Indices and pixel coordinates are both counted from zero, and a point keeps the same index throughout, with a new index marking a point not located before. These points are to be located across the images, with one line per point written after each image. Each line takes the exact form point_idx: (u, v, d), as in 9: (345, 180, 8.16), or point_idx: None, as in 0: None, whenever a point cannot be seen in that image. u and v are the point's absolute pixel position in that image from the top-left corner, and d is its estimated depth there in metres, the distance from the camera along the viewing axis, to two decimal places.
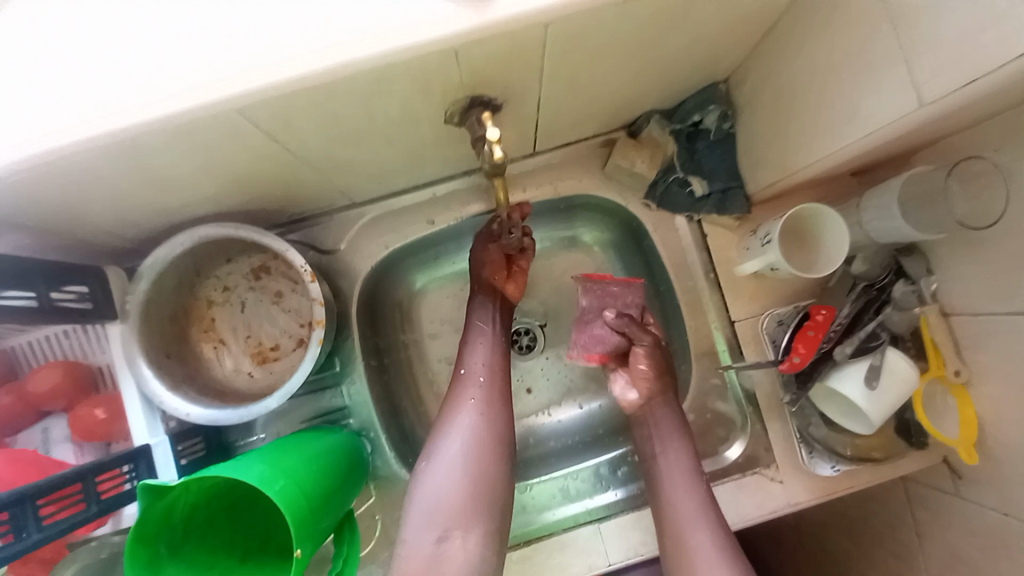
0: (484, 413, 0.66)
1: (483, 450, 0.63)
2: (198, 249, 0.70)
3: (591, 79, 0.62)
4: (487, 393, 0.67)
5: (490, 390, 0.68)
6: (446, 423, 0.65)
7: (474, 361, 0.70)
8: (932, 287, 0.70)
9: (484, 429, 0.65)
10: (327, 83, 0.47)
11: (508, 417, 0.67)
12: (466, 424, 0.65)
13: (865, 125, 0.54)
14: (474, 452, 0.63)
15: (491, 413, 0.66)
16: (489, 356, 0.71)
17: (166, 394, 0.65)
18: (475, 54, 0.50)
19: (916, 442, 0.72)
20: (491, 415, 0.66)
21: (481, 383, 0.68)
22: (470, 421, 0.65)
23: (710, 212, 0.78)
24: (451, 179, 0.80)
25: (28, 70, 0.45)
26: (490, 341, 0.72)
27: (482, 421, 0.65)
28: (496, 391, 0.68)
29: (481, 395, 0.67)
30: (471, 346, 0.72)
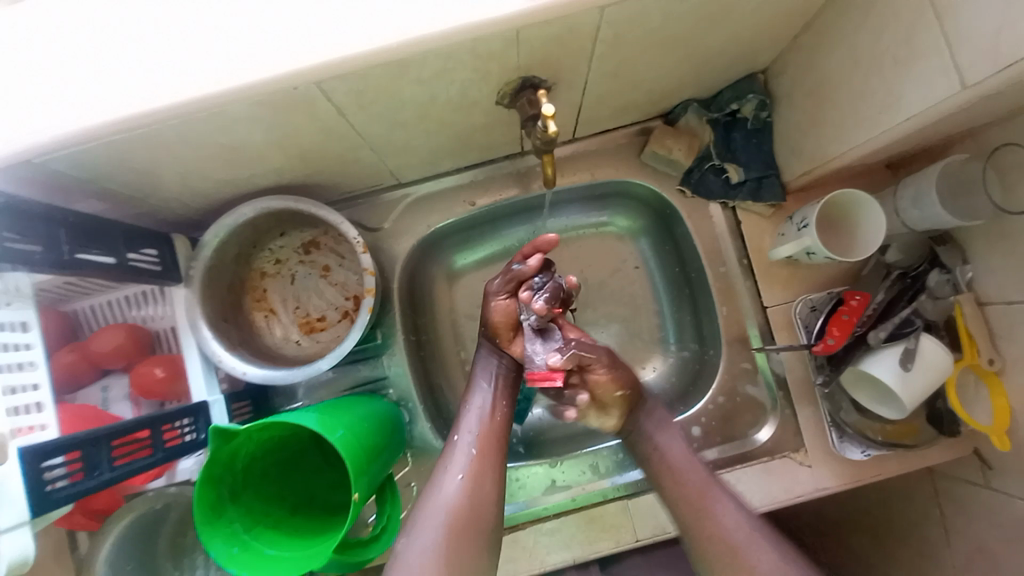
0: (471, 484, 0.61)
1: (464, 524, 0.59)
2: (256, 222, 0.75)
3: (636, 66, 0.65)
4: (478, 459, 0.63)
5: (481, 460, 0.63)
6: (443, 465, 0.63)
7: (468, 426, 0.66)
8: (967, 276, 0.71)
9: (467, 497, 0.60)
10: (400, 59, 0.51)
11: (497, 490, 0.62)
12: (459, 469, 0.62)
13: (905, 110, 0.55)
14: (457, 525, 0.58)
15: (480, 482, 0.62)
16: (484, 421, 0.66)
17: (225, 353, 0.70)
18: (533, 37, 0.53)
19: (948, 430, 0.72)
20: (479, 483, 0.62)
21: (472, 448, 0.64)
22: (455, 488, 0.61)
23: (744, 198, 0.80)
24: (492, 162, 0.83)
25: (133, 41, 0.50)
26: (496, 379, 0.70)
27: (469, 490, 0.61)
28: (488, 456, 0.64)
29: (470, 463, 0.63)
30: (476, 383, 0.70)
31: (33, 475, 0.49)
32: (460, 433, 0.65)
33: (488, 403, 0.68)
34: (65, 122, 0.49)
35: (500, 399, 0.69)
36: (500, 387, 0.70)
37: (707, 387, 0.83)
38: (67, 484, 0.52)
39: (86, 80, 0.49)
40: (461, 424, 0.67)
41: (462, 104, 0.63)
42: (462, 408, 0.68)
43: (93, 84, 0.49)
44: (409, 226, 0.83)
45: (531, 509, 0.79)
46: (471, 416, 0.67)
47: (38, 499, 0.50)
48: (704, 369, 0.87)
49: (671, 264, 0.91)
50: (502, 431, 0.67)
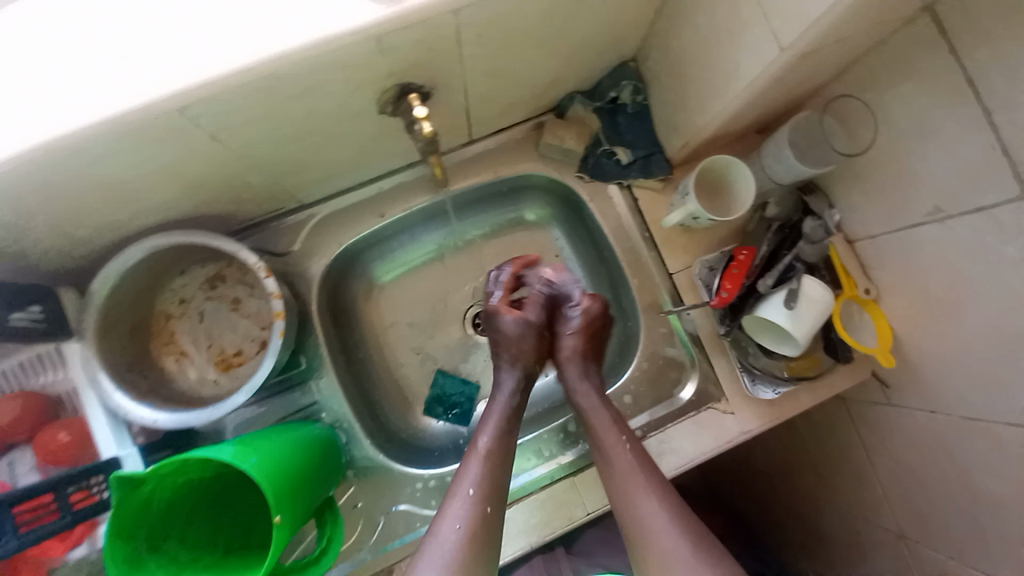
0: (470, 532, 0.62)
1: None
2: (151, 263, 0.72)
3: (512, 63, 0.69)
4: (475, 517, 0.64)
5: (483, 509, 0.65)
6: (442, 512, 0.65)
7: (472, 478, 0.67)
8: (835, 218, 0.79)
9: (464, 551, 0.61)
10: (265, 78, 0.51)
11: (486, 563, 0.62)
12: (460, 513, 0.64)
13: (744, 77, 0.62)
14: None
15: (477, 532, 0.63)
16: (489, 468, 0.68)
17: (131, 404, 0.67)
18: (398, 44, 0.55)
19: (842, 356, 0.79)
20: (473, 544, 0.62)
21: (472, 502, 0.65)
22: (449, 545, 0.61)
23: (637, 176, 0.85)
24: (396, 172, 0.84)
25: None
26: (501, 411, 0.75)
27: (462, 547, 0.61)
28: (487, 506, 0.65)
29: (472, 515, 0.64)
30: (484, 422, 0.74)
31: None
32: (467, 486, 0.66)
33: (496, 447, 0.71)
34: None
35: (507, 447, 0.72)
36: (511, 436, 0.73)
37: (632, 355, 0.88)
38: None
39: None
40: (470, 474, 0.68)
41: (345, 117, 0.64)
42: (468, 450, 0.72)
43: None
44: (320, 245, 0.82)
45: None
46: (478, 466, 0.68)
47: None
48: (629, 342, 0.91)
49: (585, 247, 0.95)
50: (502, 480, 0.68)
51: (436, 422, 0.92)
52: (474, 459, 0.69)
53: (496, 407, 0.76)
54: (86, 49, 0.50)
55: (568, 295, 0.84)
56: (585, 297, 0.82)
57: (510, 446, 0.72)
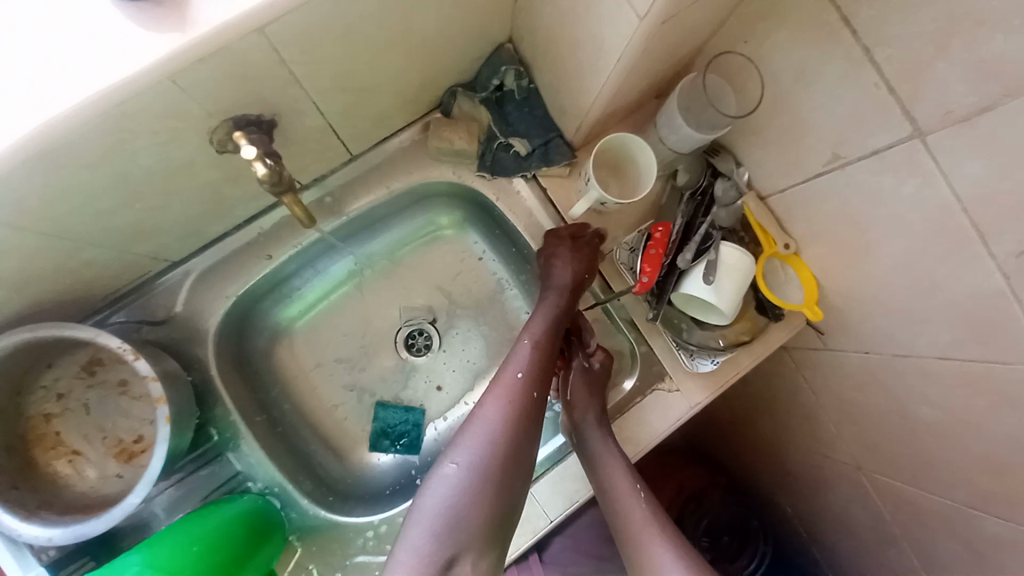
0: (498, 438, 0.64)
1: (483, 488, 0.61)
2: (4, 368, 0.63)
3: (363, 74, 0.61)
4: (500, 433, 0.64)
5: (513, 411, 0.65)
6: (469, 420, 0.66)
7: (504, 383, 0.68)
8: (745, 177, 0.75)
9: (495, 454, 0.63)
10: (44, 150, 0.43)
11: (509, 482, 0.63)
12: (489, 421, 0.64)
13: (613, 53, 0.56)
14: (474, 489, 0.61)
15: (507, 436, 0.64)
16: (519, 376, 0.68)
17: (21, 523, 0.60)
18: (201, 80, 0.47)
19: (772, 314, 0.78)
20: (495, 460, 0.62)
21: (497, 425, 0.64)
22: (477, 453, 0.62)
23: (539, 165, 0.80)
24: (275, 207, 0.75)
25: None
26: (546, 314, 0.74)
27: (491, 455, 0.62)
28: (514, 422, 0.65)
29: (502, 417, 0.65)
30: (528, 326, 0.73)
31: None
32: (497, 398, 0.66)
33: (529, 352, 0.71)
34: None
35: (540, 365, 0.71)
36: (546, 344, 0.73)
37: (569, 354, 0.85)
38: None
39: None
40: (501, 383, 0.68)
41: (176, 168, 0.57)
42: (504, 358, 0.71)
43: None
44: (205, 303, 0.73)
45: None
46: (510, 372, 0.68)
47: None
48: None
49: (505, 246, 0.90)
50: (539, 386, 0.69)
51: (383, 457, 0.87)
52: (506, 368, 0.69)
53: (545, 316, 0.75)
54: None
55: (587, 344, 0.81)
56: (598, 348, 0.81)
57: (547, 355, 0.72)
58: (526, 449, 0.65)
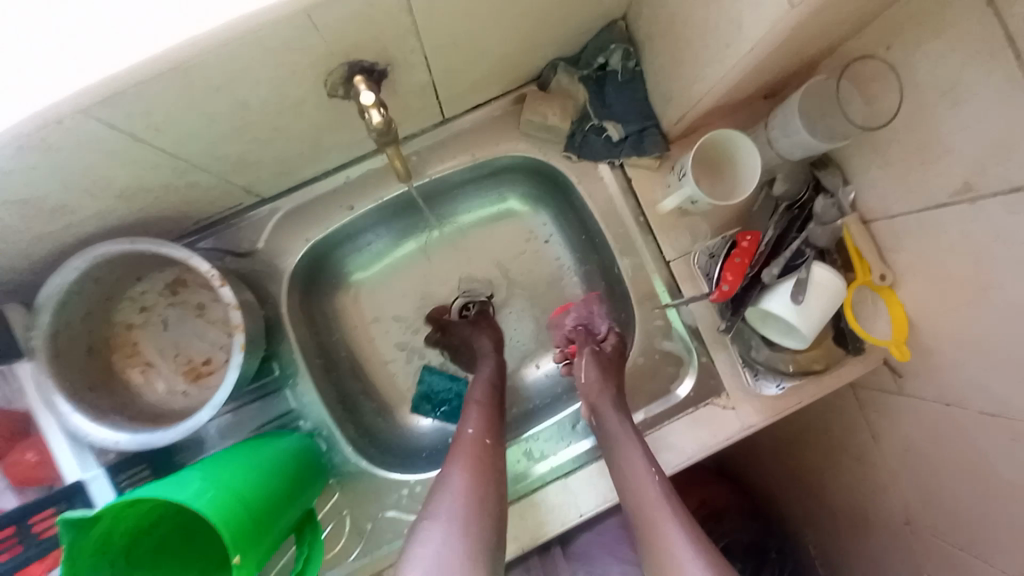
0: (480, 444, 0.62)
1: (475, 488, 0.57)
2: (101, 274, 0.66)
3: (477, 33, 0.60)
4: (482, 437, 0.64)
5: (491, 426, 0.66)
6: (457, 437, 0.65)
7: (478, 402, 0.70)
8: (851, 195, 0.71)
9: (478, 455, 0.61)
10: (176, 69, 0.44)
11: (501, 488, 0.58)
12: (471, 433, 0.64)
13: (747, 41, 0.53)
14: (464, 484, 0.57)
15: (487, 443, 0.63)
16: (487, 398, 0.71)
17: (90, 425, 0.63)
18: (332, 19, 0.47)
19: (852, 347, 0.73)
20: (484, 456, 0.61)
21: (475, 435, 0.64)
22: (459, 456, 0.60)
23: (629, 154, 0.77)
24: (363, 158, 0.76)
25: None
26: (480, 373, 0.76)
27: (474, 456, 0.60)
28: (491, 425, 0.66)
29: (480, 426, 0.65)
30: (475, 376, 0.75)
31: None
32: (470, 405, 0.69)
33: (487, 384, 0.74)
34: None
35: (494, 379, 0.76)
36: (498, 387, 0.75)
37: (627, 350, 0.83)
38: None
39: None
40: (470, 398, 0.71)
41: (287, 105, 0.57)
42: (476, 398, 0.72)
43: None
44: (287, 243, 0.76)
45: None
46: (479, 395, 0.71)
47: None
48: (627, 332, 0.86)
49: (576, 232, 0.88)
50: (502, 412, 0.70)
51: (424, 419, 0.89)
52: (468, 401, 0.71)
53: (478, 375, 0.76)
54: None
55: (596, 330, 0.84)
56: (610, 333, 0.83)
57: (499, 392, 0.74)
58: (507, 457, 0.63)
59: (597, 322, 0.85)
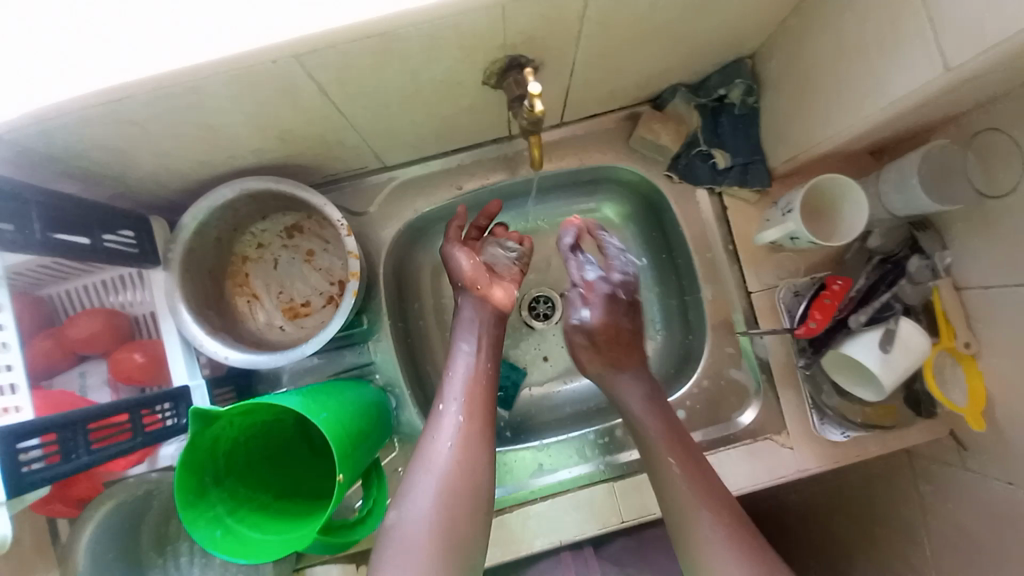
0: (460, 448, 0.60)
1: (449, 507, 0.56)
2: (238, 205, 0.73)
3: (624, 48, 0.65)
4: (460, 447, 0.60)
5: (469, 425, 0.62)
6: (429, 432, 0.62)
7: (452, 394, 0.65)
8: (946, 261, 0.72)
9: (462, 462, 0.59)
10: (381, 34, 0.49)
11: (478, 496, 0.58)
12: (441, 450, 0.60)
13: (889, 94, 0.56)
14: (449, 488, 0.57)
15: (467, 445, 0.60)
16: (468, 386, 0.65)
17: (205, 337, 0.69)
18: (520, 14, 0.52)
19: (926, 412, 0.74)
20: (459, 477, 0.58)
21: (450, 444, 0.60)
22: (444, 455, 0.59)
23: (731, 183, 0.80)
24: (481, 146, 0.83)
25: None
26: (467, 340, 0.70)
27: (456, 456, 0.59)
28: (471, 436, 0.61)
29: (458, 429, 0.61)
30: (454, 350, 0.70)
31: (8, 457, 0.48)
32: (440, 402, 0.65)
33: (471, 365, 0.68)
34: (34, 96, 0.48)
35: (481, 368, 0.68)
36: (482, 351, 0.70)
37: (691, 371, 0.85)
38: (43, 467, 0.51)
39: (53, 46, 0.48)
40: (445, 391, 0.66)
41: (446, 84, 0.62)
42: (436, 403, 0.65)
43: (52, 52, 0.48)
44: (395, 210, 0.82)
45: (519, 493, 0.79)
46: (454, 383, 0.66)
47: (14, 480, 0.49)
48: (691, 354, 0.87)
49: (658, 250, 0.92)
50: (488, 394, 0.66)
51: None
52: (443, 402, 0.64)
53: (463, 328, 0.72)
54: None
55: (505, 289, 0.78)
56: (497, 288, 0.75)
57: (487, 367, 0.68)
58: (485, 464, 0.60)
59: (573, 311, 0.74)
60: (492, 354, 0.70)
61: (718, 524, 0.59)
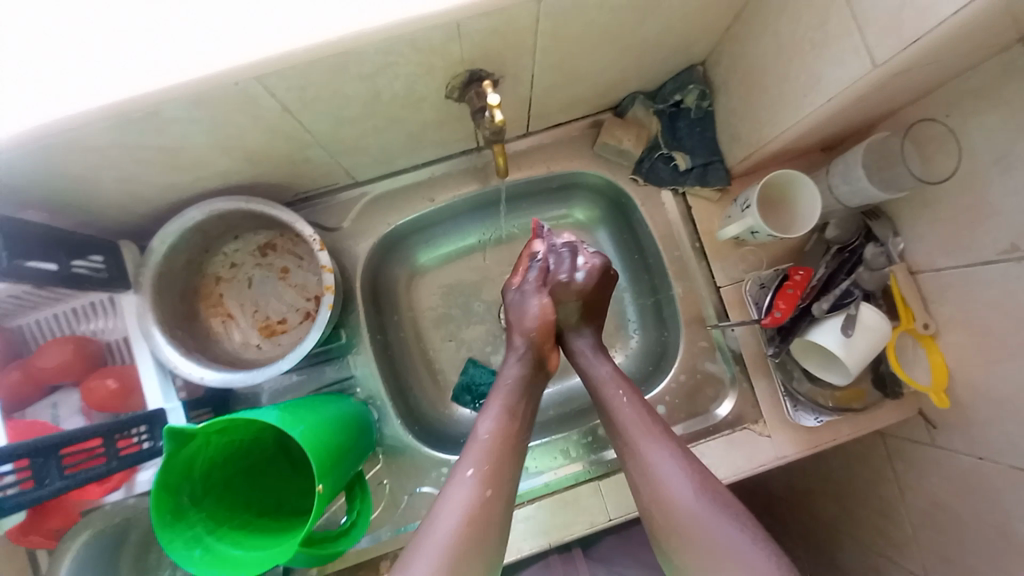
0: (468, 524, 0.57)
1: None
2: (209, 226, 0.74)
3: (580, 60, 0.68)
4: (470, 524, 0.57)
5: (487, 497, 0.59)
6: (442, 498, 0.60)
7: (477, 461, 0.62)
8: (899, 247, 0.76)
9: (467, 538, 0.57)
10: (341, 53, 0.51)
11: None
12: (448, 523, 0.57)
13: (827, 91, 0.59)
14: (447, 571, 0.54)
15: (477, 519, 0.58)
16: (494, 451, 0.63)
17: (179, 359, 0.68)
18: (474, 29, 0.55)
19: (891, 391, 0.76)
20: (459, 557, 0.55)
21: (460, 518, 0.58)
22: (450, 532, 0.56)
23: (693, 183, 0.84)
24: (451, 158, 0.85)
25: (61, 29, 0.50)
26: (500, 396, 0.69)
27: (464, 533, 0.57)
28: (483, 510, 0.58)
29: (473, 502, 0.59)
30: (487, 407, 0.68)
31: None
32: (467, 466, 0.61)
33: (499, 428, 0.65)
34: None
35: (512, 430, 0.66)
36: (517, 421, 0.67)
37: (668, 367, 0.87)
38: (16, 492, 0.52)
39: (12, 75, 0.49)
40: (470, 455, 0.63)
41: (409, 99, 0.65)
42: (459, 467, 0.62)
43: (12, 83, 0.49)
44: (368, 224, 0.84)
45: None
46: (480, 449, 0.63)
47: None
48: (668, 350, 0.89)
49: (630, 251, 0.94)
50: (510, 462, 0.63)
51: (463, 410, 0.92)
52: (464, 465, 0.62)
53: (501, 391, 0.69)
54: (173, 6, 0.50)
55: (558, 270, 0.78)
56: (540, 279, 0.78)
57: (520, 430, 0.66)
58: (489, 546, 0.58)
59: (562, 268, 0.77)
60: (527, 416, 0.69)
61: None
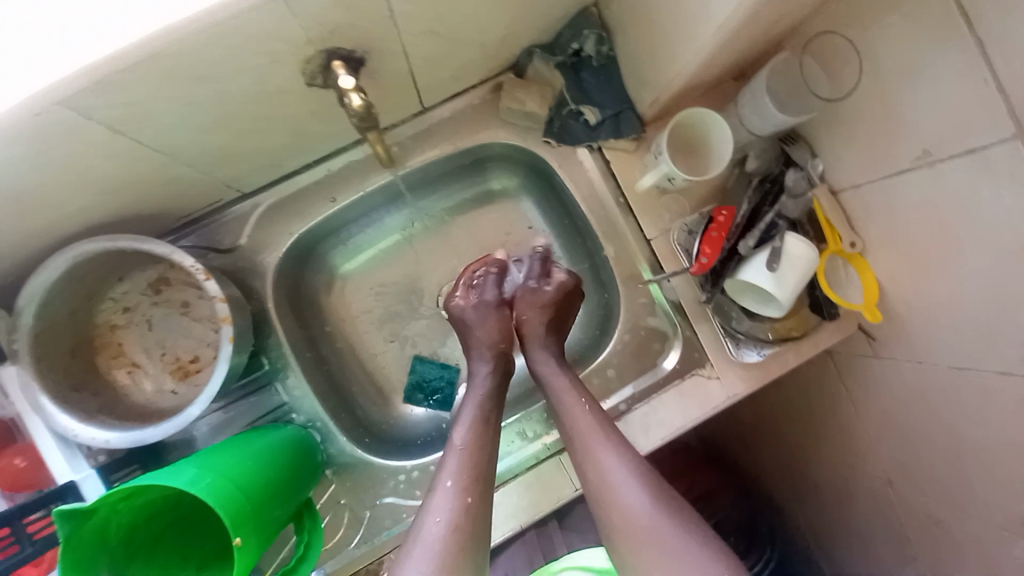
0: (453, 529, 0.54)
1: None
2: (83, 273, 0.66)
3: (454, 21, 0.61)
4: (455, 529, 0.54)
5: (468, 501, 0.57)
6: (424, 511, 0.57)
7: (453, 468, 0.60)
8: (818, 168, 0.74)
9: (455, 543, 0.53)
10: (157, 58, 0.44)
11: None
12: (433, 532, 0.54)
13: (714, 19, 0.55)
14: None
15: (464, 524, 0.55)
16: (469, 454, 0.61)
17: (79, 425, 0.62)
18: (311, 6, 0.48)
19: (827, 314, 0.76)
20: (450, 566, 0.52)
21: (445, 525, 0.54)
22: (438, 540, 0.53)
23: (607, 137, 0.79)
24: (344, 150, 0.77)
25: None
26: (473, 402, 0.68)
27: (453, 539, 0.53)
28: (467, 515, 0.56)
29: (455, 506, 0.56)
30: (461, 412, 0.67)
31: None
32: (447, 476, 0.59)
33: (473, 433, 0.64)
34: None
35: (487, 433, 0.64)
36: (491, 424, 0.66)
37: (613, 328, 0.86)
38: None
39: None
40: (446, 465, 0.60)
41: (268, 94, 0.58)
42: (435, 478, 0.60)
43: None
44: (271, 237, 0.77)
45: None
46: (456, 454, 0.61)
47: None
48: (612, 310, 0.88)
49: (558, 217, 0.91)
50: (486, 464, 0.61)
51: (416, 408, 0.89)
52: (442, 475, 0.59)
53: (473, 399, 0.69)
54: None
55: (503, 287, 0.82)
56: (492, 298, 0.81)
57: (492, 433, 0.65)
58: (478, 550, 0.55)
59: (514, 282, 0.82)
60: (497, 419, 0.68)
61: (650, 480, 0.58)
